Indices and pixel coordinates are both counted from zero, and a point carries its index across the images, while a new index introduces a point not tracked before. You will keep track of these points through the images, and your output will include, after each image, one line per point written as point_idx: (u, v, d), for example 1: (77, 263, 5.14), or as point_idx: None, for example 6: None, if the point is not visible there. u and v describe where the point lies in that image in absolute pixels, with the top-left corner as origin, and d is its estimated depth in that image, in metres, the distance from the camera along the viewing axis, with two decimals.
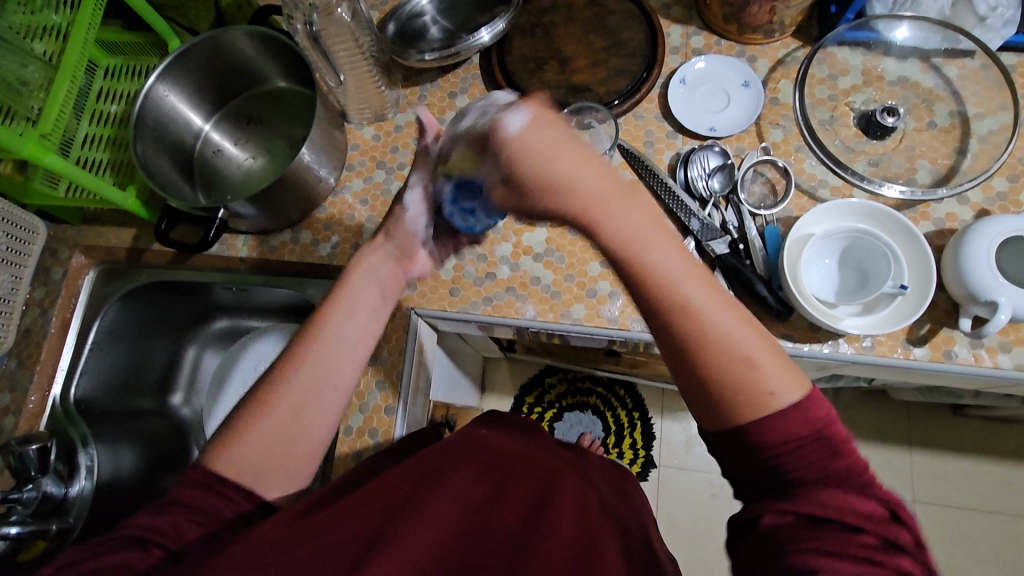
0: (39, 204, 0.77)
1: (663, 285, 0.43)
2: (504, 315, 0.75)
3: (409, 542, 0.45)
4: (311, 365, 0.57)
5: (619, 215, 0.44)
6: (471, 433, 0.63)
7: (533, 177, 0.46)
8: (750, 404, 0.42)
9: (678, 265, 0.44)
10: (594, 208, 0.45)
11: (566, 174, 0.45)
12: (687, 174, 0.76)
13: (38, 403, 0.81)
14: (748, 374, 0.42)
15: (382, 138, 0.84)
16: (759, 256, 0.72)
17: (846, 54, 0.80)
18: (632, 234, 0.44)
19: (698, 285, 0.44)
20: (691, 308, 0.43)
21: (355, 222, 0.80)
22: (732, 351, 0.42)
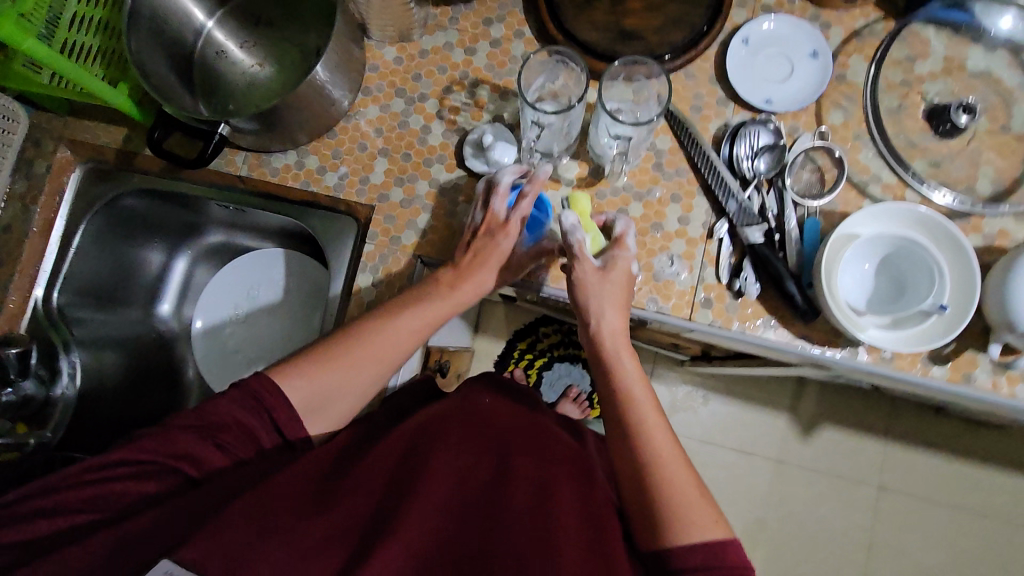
0: (17, 87, 0.69)
1: (652, 430, 0.57)
2: (516, 277, 0.70)
3: (413, 522, 0.44)
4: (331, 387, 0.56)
5: (623, 360, 0.61)
6: (477, 402, 0.63)
7: (581, 303, 0.63)
8: (680, 527, 0.51)
9: (653, 402, 0.59)
10: (619, 366, 0.61)
11: (603, 320, 0.62)
12: (733, 150, 0.70)
13: (18, 302, 0.77)
14: (681, 502, 0.52)
15: (404, 62, 0.76)
16: (793, 249, 0.67)
17: (931, 35, 0.71)
18: (628, 367, 0.61)
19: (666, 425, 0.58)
20: (662, 445, 0.56)
21: (366, 153, 0.74)
22: (682, 482, 0.54)
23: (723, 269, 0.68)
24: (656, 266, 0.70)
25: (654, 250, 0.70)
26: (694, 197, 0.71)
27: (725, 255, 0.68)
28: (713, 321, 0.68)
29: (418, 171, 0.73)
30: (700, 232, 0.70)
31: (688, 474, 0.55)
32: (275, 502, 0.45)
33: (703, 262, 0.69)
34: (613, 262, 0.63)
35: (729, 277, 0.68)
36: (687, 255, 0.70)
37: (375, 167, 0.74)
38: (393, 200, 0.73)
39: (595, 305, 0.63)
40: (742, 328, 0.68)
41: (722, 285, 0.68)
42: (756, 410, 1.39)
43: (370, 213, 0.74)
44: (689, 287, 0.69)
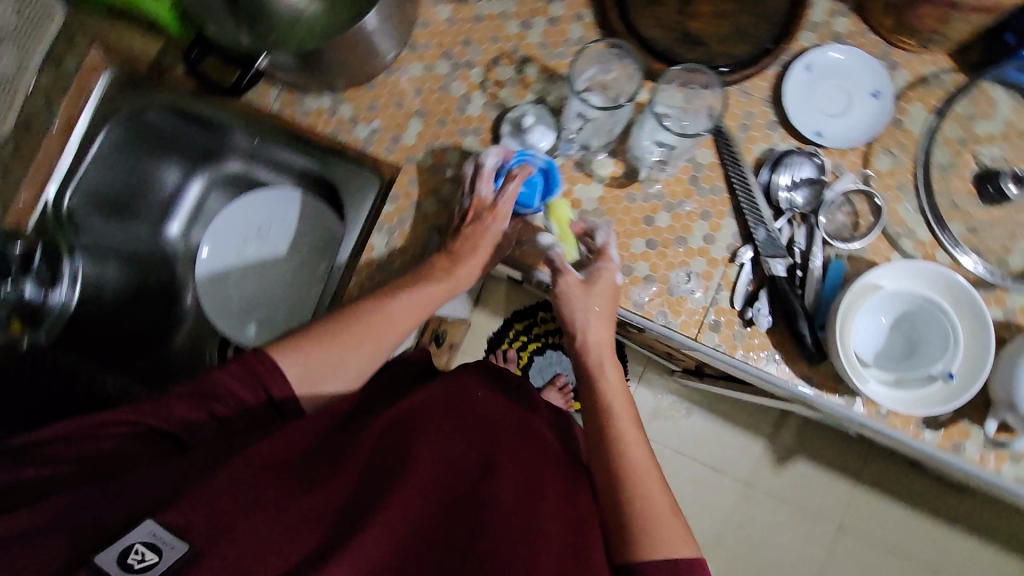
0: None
1: (628, 441, 0.60)
2: (529, 264, 0.71)
3: (399, 506, 0.46)
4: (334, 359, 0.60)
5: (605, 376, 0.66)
6: (468, 388, 0.64)
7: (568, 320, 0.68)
8: (648, 544, 0.52)
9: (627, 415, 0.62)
10: (602, 383, 0.65)
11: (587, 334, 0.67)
12: (773, 177, 0.68)
13: (29, 201, 0.77)
14: (650, 510, 0.55)
15: (456, 24, 0.73)
16: (813, 288, 0.66)
17: (999, 96, 0.69)
18: (610, 387, 0.65)
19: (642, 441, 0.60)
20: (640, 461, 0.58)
21: (402, 111, 0.73)
22: (654, 497, 0.56)
23: (738, 295, 0.67)
24: (672, 280, 0.69)
25: (672, 264, 0.69)
26: (724, 218, 0.69)
27: (743, 282, 0.68)
28: (718, 346, 0.68)
29: (451, 140, 0.72)
30: (722, 253, 0.69)
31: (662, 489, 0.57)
32: (263, 471, 0.47)
33: (720, 285, 0.68)
34: (598, 280, 0.66)
35: (742, 304, 0.68)
36: (705, 275, 0.69)
37: (407, 128, 0.72)
38: (420, 164, 0.72)
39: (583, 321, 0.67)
40: (745, 358, 0.67)
41: (733, 311, 0.68)
42: (736, 431, 1.40)
43: (396, 173, 0.73)
44: (701, 308, 0.68)
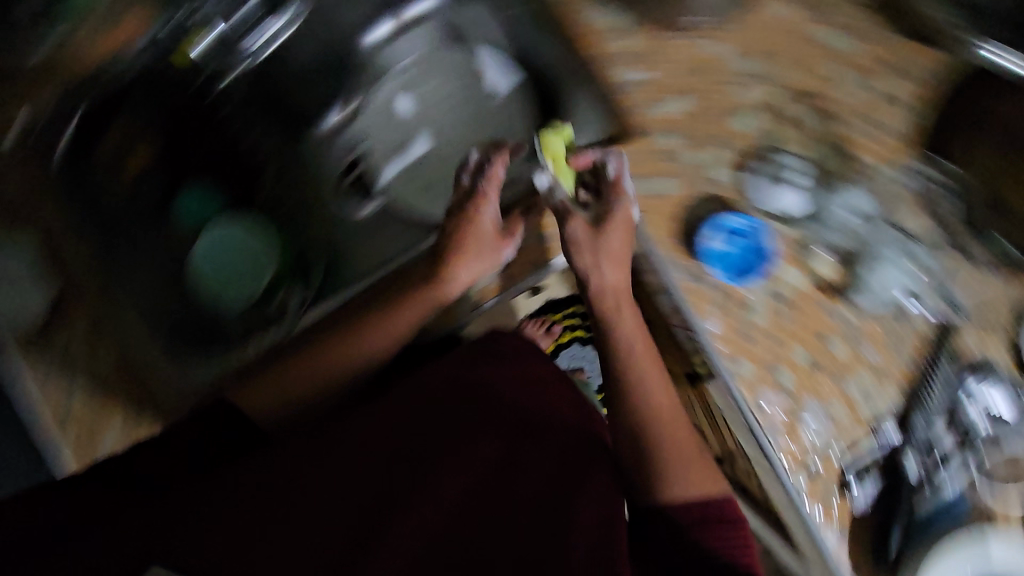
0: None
1: (638, 408, 0.66)
2: (690, 305, 0.67)
3: (422, 514, 0.54)
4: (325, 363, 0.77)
5: (628, 340, 0.68)
6: (488, 381, 0.73)
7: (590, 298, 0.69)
8: (673, 485, 0.63)
9: (658, 383, 0.67)
10: (620, 341, 0.68)
11: (620, 321, 0.68)
12: (971, 386, 0.62)
13: None
14: (677, 465, 0.64)
15: (780, 28, 0.63)
16: (926, 502, 0.64)
17: None
18: (633, 360, 0.67)
19: (654, 386, 0.67)
20: (653, 407, 0.66)
21: (669, 79, 0.66)
22: (671, 433, 0.65)
23: (852, 461, 0.65)
24: (806, 407, 0.65)
25: (816, 393, 0.65)
26: (894, 388, 0.64)
27: (867, 454, 0.65)
28: (801, 491, 0.66)
29: (698, 138, 0.66)
30: (867, 416, 0.65)
31: (684, 432, 0.67)
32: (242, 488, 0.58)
33: (844, 442, 0.65)
34: (612, 223, 0.66)
35: (849, 471, 0.66)
36: (838, 424, 0.65)
37: (664, 102, 0.67)
38: (657, 144, 0.67)
39: (607, 309, 0.69)
40: (816, 514, 0.67)
41: (836, 472, 0.66)
42: None
43: (629, 136, 0.68)
44: (811, 448, 0.66)
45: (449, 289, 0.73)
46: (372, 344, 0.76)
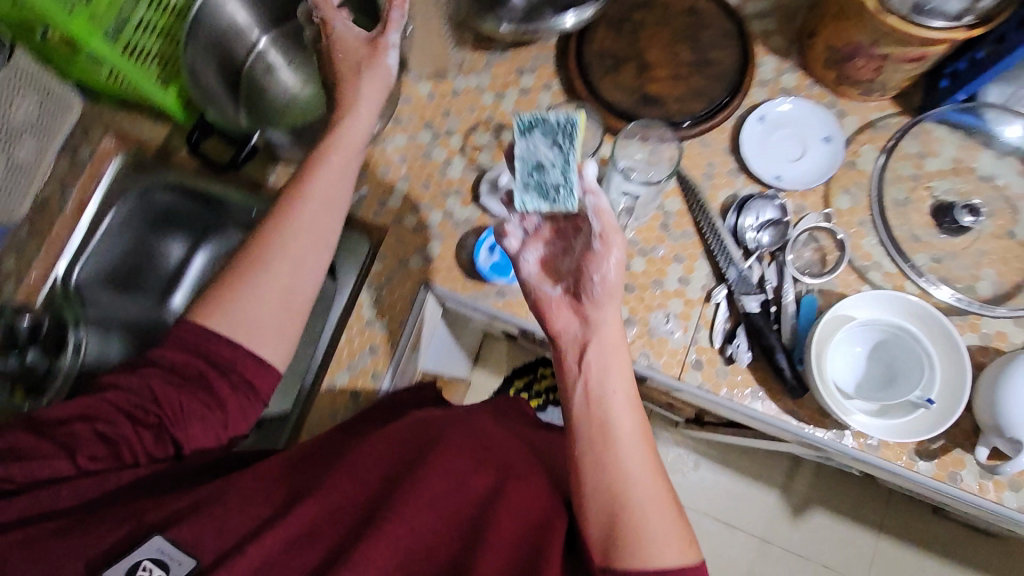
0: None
1: (611, 421, 0.53)
2: (514, 313, 0.72)
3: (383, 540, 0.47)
4: (294, 224, 0.59)
5: (618, 405, 0.54)
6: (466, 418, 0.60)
7: (598, 386, 0.54)
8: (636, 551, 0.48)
9: (633, 422, 0.53)
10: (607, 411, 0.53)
11: (622, 419, 0.53)
12: (739, 221, 0.72)
13: (38, 278, 0.80)
14: (652, 518, 0.50)
15: (436, 98, 0.81)
16: (788, 325, 0.68)
17: (942, 136, 0.74)
18: (613, 408, 0.53)
19: (637, 450, 0.52)
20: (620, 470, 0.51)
21: (388, 177, 0.78)
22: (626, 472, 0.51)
23: (717, 333, 0.70)
24: (652, 322, 0.71)
25: (651, 306, 0.71)
26: (696, 260, 0.73)
27: (720, 320, 0.70)
28: (702, 384, 0.69)
29: (434, 201, 0.77)
30: (698, 294, 0.72)
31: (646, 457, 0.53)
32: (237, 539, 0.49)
33: (699, 324, 0.71)
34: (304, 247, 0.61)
35: (723, 342, 0.70)
36: (683, 315, 0.71)
37: (394, 192, 0.78)
38: (407, 226, 0.76)
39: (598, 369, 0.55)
40: (730, 396, 0.68)
41: (714, 349, 0.70)
42: (747, 482, 1.32)
43: (383, 234, 0.77)
44: (681, 347, 0.70)
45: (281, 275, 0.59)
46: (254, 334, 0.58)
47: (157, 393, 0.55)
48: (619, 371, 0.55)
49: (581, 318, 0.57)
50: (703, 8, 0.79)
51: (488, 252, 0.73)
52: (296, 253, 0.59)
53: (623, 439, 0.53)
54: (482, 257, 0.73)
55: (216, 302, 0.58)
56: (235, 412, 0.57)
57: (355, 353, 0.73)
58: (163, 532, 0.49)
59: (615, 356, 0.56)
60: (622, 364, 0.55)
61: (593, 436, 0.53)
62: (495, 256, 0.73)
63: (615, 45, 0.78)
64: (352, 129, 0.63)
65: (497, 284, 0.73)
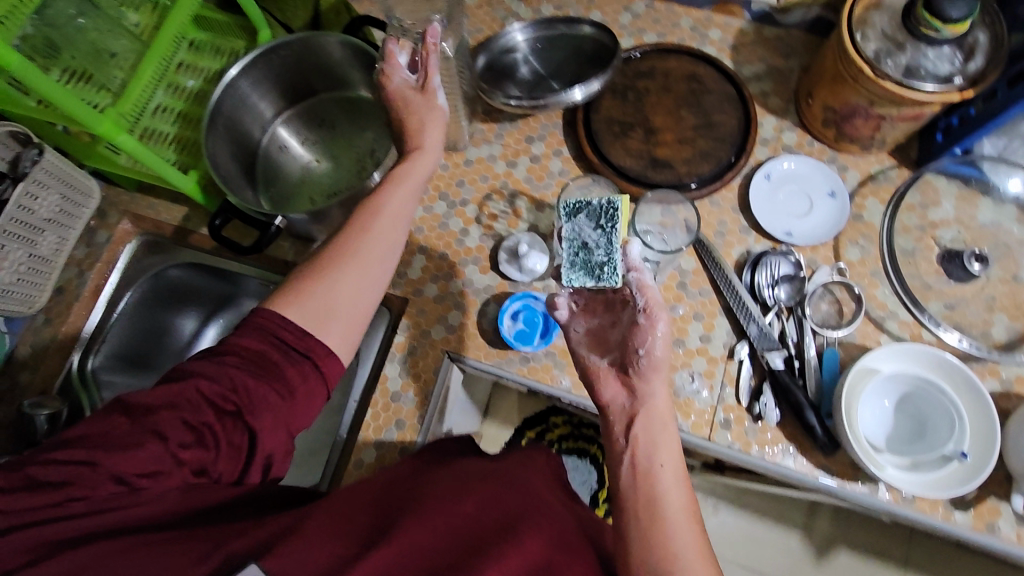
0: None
1: (657, 488, 0.53)
2: (539, 380, 0.72)
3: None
4: (369, 234, 0.59)
5: (662, 476, 0.53)
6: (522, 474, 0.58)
7: (643, 453, 0.55)
8: None
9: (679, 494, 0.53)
10: (653, 479, 0.53)
11: (666, 490, 0.53)
12: (754, 278, 0.74)
13: (56, 362, 0.79)
14: None
15: (450, 169, 0.83)
16: (813, 379, 0.69)
17: (943, 186, 0.76)
18: (660, 478, 0.53)
19: (686, 525, 0.51)
20: (670, 543, 0.50)
21: (406, 248, 0.79)
22: (675, 546, 0.50)
23: (743, 391, 0.70)
24: (678, 382, 0.71)
25: (676, 366, 0.72)
26: (716, 317, 0.74)
27: (745, 377, 0.70)
28: (733, 444, 0.69)
29: (454, 270, 0.78)
30: (721, 351, 0.72)
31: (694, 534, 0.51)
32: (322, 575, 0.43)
33: (724, 382, 0.71)
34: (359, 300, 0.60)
35: (749, 400, 0.70)
36: (708, 373, 0.72)
37: (413, 263, 0.78)
38: (428, 296, 0.77)
39: (645, 439, 0.55)
40: (761, 454, 0.68)
41: (741, 407, 0.70)
42: (768, 526, 1.30)
43: (404, 305, 0.77)
44: (709, 406, 0.70)
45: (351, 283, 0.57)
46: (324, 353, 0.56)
47: (242, 385, 0.52)
48: (665, 439, 0.55)
49: (629, 389, 0.59)
50: (702, 74, 0.83)
51: (512, 319, 0.73)
52: (371, 259, 0.58)
53: (671, 511, 0.52)
54: (505, 324, 0.73)
55: (295, 293, 0.56)
56: (305, 406, 0.55)
57: (381, 427, 0.72)
58: (259, 559, 0.43)
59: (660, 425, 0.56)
60: (668, 433, 0.56)
61: (643, 504, 0.52)
62: (520, 323, 0.73)
63: (621, 111, 0.81)
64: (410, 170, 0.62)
65: (522, 350, 0.73)
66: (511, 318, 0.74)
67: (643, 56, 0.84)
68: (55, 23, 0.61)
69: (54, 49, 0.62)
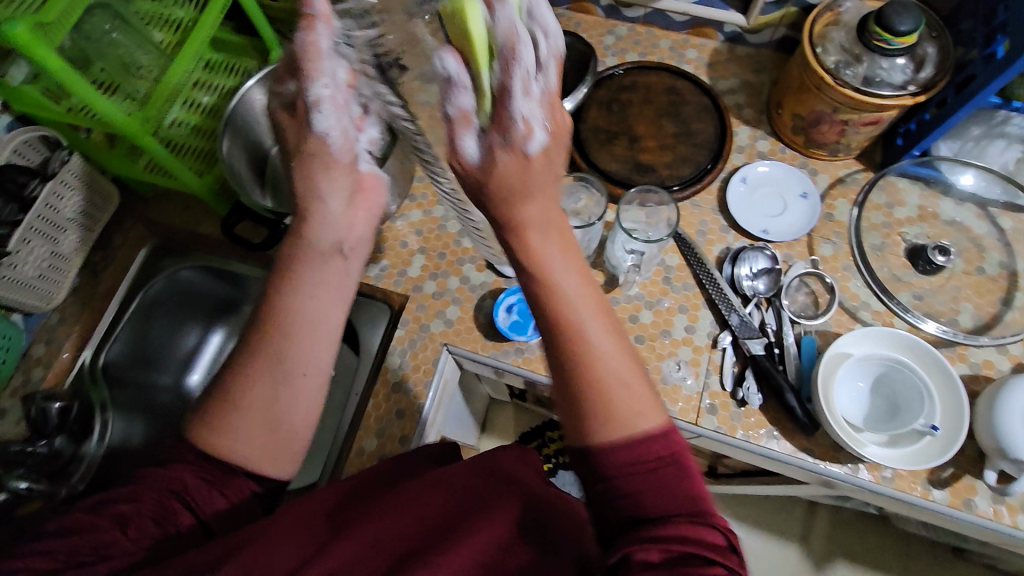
0: (24, 108, 0.68)
1: (551, 277, 0.44)
2: (533, 370, 0.76)
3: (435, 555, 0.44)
4: (300, 281, 0.52)
5: (555, 262, 0.44)
6: (476, 460, 0.58)
7: (517, 238, 0.44)
8: (617, 424, 0.42)
9: (576, 281, 0.45)
10: (547, 275, 0.44)
11: (557, 280, 0.44)
12: (734, 271, 0.79)
13: (69, 359, 0.82)
14: (625, 389, 0.43)
15: None
16: (793, 364, 0.73)
17: (906, 187, 0.82)
18: (554, 265, 0.44)
19: (592, 309, 0.44)
20: (583, 344, 0.43)
21: (406, 249, 0.84)
22: (593, 340, 0.43)
23: (727, 377, 0.73)
24: (665, 370, 0.75)
25: (662, 355, 0.76)
26: (700, 309, 0.78)
27: (728, 364, 0.74)
28: (719, 428, 0.72)
29: (451, 268, 0.82)
30: (705, 341, 0.76)
31: (606, 324, 0.45)
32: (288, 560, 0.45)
33: (709, 370, 0.74)
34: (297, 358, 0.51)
35: (733, 386, 0.73)
36: (693, 362, 0.75)
37: (412, 262, 0.83)
38: (427, 293, 0.81)
39: (521, 230, 0.44)
40: (746, 437, 0.71)
41: (726, 393, 0.73)
42: (765, 536, 1.31)
43: (405, 301, 0.82)
44: (695, 393, 0.74)
45: (332, 288, 0.53)
46: (301, 404, 0.51)
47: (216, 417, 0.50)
48: (539, 219, 0.44)
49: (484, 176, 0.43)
50: (680, 88, 0.90)
51: (507, 313, 0.77)
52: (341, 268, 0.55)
53: (574, 302, 0.44)
54: (500, 317, 0.77)
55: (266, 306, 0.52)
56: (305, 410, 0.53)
57: (382, 417, 0.75)
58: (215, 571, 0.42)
59: (536, 187, 0.43)
60: (540, 193, 0.44)
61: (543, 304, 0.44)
62: (514, 315, 0.77)
63: (607, 122, 0.88)
64: (318, 235, 0.54)
65: (517, 341, 0.77)
66: (507, 311, 0.77)
67: (626, 73, 0.91)
68: (90, 36, 0.68)
69: (86, 60, 0.68)
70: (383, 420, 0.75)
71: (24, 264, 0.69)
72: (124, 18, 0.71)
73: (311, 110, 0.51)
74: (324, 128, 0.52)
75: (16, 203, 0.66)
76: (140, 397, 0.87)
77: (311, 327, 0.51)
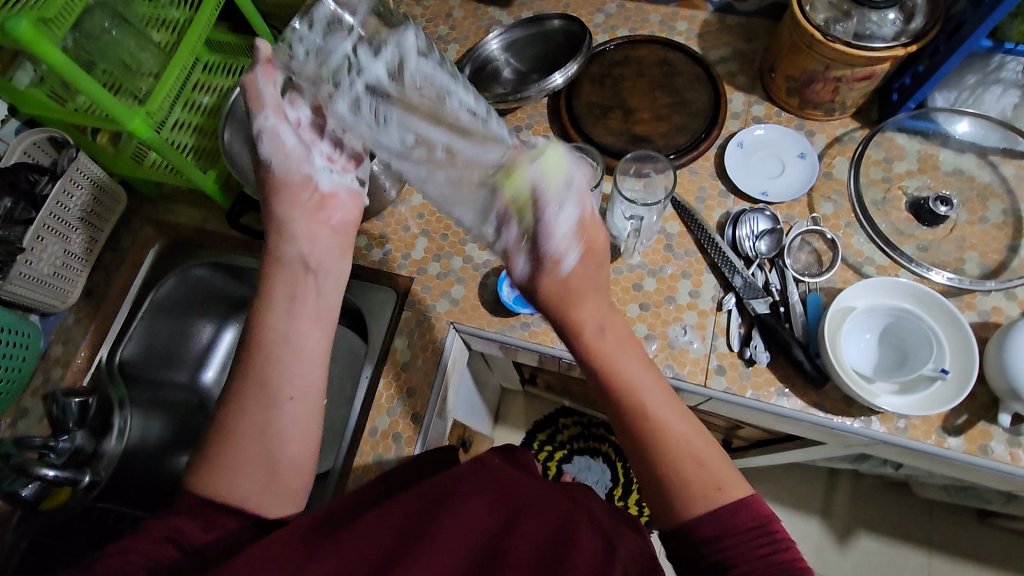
0: (30, 112, 0.70)
1: (616, 362, 0.55)
2: (540, 342, 0.76)
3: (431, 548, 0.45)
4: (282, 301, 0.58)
5: (602, 337, 0.56)
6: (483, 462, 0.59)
7: (569, 325, 0.57)
8: (701, 498, 0.47)
9: (642, 369, 0.54)
10: (607, 348, 0.55)
11: (618, 362, 0.55)
12: (735, 233, 0.79)
13: (86, 358, 0.84)
14: (706, 469, 0.49)
15: None
16: (799, 321, 0.73)
17: (904, 140, 0.82)
18: (612, 346, 0.56)
19: (657, 393, 0.53)
20: (662, 426, 0.51)
21: (409, 232, 0.85)
22: (671, 428, 0.50)
23: (734, 338, 0.73)
24: (671, 335, 0.75)
25: (668, 320, 0.76)
26: (703, 274, 0.78)
27: (735, 325, 0.74)
28: (728, 388, 0.72)
29: (454, 249, 0.83)
30: (710, 304, 0.76)
31: (671, 407, 0.51)
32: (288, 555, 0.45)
33: (715, 333, 0.75)
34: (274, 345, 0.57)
35: (740, 346, 0.73)
36: (699, 326, 0.75)
37: (416, 245, 0.84)
38: (431, 274, 0.82)
39: (574, 309, 0.57)
40: (757, 396, 0.71)
41: (733, 354, 0.73)
42: (786, 512, 1.30)
43: (410, 284, 0.83)
44: (702, 355, 0.74)
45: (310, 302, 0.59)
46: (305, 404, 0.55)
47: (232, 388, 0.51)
48: (583, 306, 0.57)
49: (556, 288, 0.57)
50: (672, 59, 0.90)
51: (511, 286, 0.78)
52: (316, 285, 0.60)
53: (637, 383, 0.53)
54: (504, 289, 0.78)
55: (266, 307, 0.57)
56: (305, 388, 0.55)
57: (393, 397, 0.76)
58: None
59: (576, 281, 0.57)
60: (587, 280, 0.58)
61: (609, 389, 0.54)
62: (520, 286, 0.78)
63: (600, 97, 0.88)
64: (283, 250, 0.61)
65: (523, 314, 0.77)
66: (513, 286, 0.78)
67: (617, 48, 0.91)
68: (91, 34, 0.70)
69: (90, 60, 0.70)
70: (395, 400, 0.76)
71: (38, 262, 0.71)
72: (124, 16, 0.73)
73: (256, 139, 0.62)
74: (268, 153, 0.62)
75: (28, 200, 0.68)
76: (155, 394, 0.89)
77: (294, 344, 0.56)
